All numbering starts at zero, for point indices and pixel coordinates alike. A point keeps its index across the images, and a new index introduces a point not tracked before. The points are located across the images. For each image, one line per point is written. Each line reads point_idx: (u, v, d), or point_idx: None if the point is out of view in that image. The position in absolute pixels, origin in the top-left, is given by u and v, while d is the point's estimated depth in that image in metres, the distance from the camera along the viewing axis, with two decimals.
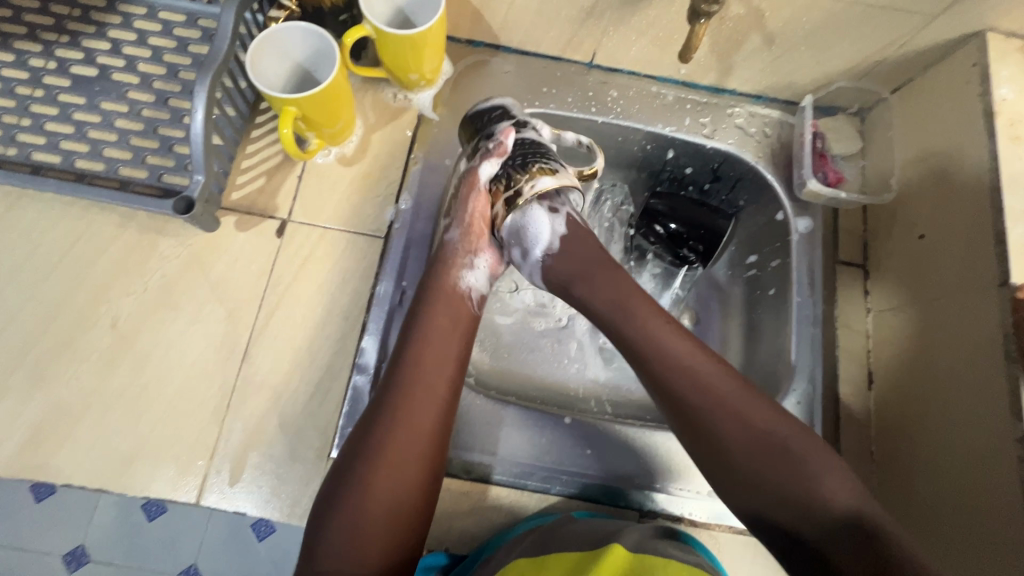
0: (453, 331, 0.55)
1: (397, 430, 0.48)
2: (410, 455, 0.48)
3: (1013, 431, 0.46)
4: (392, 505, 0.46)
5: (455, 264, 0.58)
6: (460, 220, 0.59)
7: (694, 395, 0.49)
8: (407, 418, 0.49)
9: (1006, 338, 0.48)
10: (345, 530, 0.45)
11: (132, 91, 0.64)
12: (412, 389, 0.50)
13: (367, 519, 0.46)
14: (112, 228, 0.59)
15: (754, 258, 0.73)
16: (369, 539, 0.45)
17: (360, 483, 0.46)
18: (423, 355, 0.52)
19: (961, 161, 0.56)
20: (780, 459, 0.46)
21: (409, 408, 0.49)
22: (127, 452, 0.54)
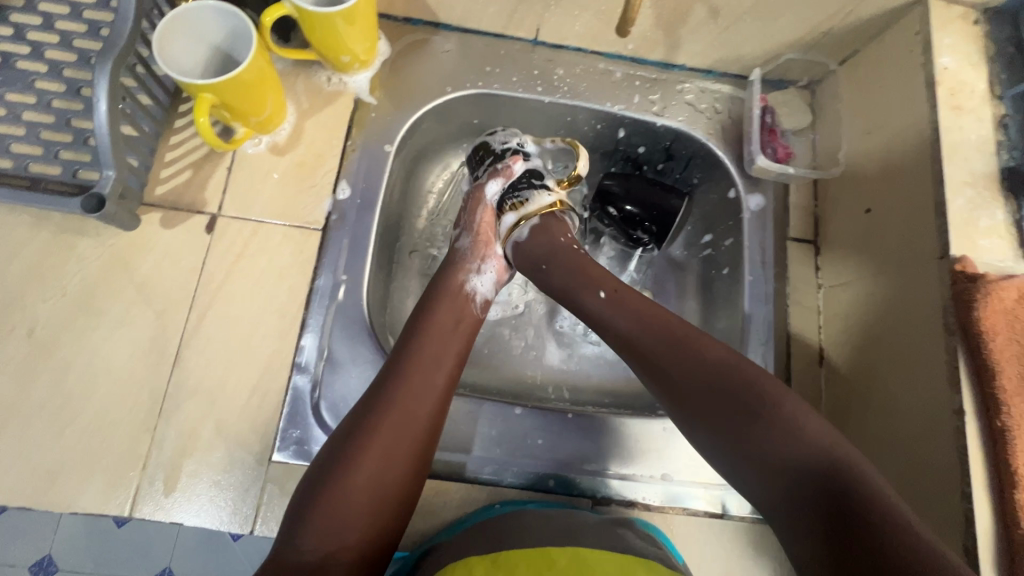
0: (457, 327, 0.56)
1: (403, 411, 0.49)
2: (403, 437, 0.48)
3: (951, 403, 0.46)
4: (374, 487, 0.46)
5: (462, 266, 0.61)
6: (469, 228, 0.64)
7: (667, 344, 0.50)
8: (406, 400, 0.49)
9: (945, 310, 0.48)
10: (322, 502, 0.45)
11: (40, 80, 0.59)
12: (419, 375, 0.51)
13: (359, 492, 0.45)
14: (23, 230, 0.55)
15: (708, 237, 0.72)
16: (344, 516, 0.45)
17: (356, 456, 0.46)
18: (426, 348, 0.53)
19: (905, 132, 0.56)
20: (747, 410, 0.46)
21: (416, 391, 0.50)
22: (51, 467, 0.51)
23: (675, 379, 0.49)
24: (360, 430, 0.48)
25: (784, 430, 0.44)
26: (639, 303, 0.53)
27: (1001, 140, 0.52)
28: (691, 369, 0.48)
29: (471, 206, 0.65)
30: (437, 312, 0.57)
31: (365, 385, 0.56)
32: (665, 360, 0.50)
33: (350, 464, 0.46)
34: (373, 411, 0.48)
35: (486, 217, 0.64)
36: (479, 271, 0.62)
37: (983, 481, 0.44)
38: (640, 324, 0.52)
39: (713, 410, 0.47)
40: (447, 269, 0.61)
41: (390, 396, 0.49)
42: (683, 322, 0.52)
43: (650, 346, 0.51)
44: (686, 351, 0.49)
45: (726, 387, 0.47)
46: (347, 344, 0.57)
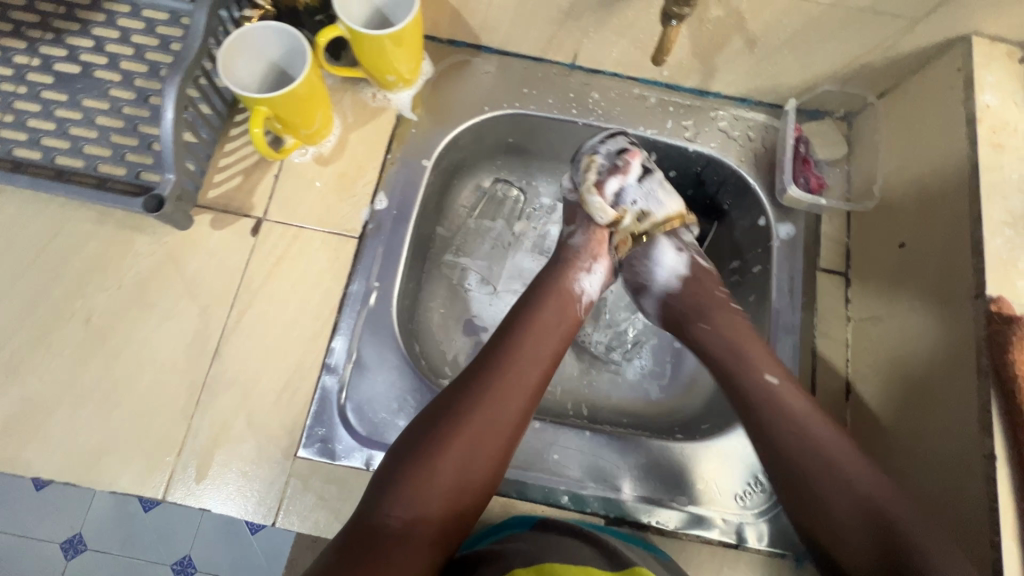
0: (560, 327, 0.58)
1: (493, 410, 0.51)
2: (498, 425, 0.51)
3: (982, 448, 0.45)
4: (457, 470, 0.48)
5: (575, 265, 0.63)
6: (584, 227, 0.66)
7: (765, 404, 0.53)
8: (505, 389, 0.52)
9: (978, 351, 0.47)
10: (410, 479, 0.47)
11: (114, 88, 0.65)
12: (512, 372, 0.53)
13: (450, 463, 0.48)
14: (89, 225, 0.60)
15: (736, 263, 0.72)
16: (428, 492, 0.47)
17: (443, 441, 0.49)
18: (524, 342, 0.56)
19: (943, 169, 0.55)
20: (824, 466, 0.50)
21: (511, 394, 0.52)
22: (95, 447, 0.54)
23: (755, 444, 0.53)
24: (450, 417, 0.50)
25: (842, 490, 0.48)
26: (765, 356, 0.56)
27: None
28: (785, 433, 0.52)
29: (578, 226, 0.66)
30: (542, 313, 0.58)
31: (388, 388, 0.58)
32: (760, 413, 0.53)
33: (438, 448, 0.49)
34: (471, 394, 0.51)
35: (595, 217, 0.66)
36: (589, 271, 0.64)
37: (1013, 531, 0.42)
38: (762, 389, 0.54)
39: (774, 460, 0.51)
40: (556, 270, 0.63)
41: (482, 391, 0.51)
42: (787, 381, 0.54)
43: (782, 403, 0.53)
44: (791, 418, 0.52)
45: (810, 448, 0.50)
46: (375, 348, 0.59)
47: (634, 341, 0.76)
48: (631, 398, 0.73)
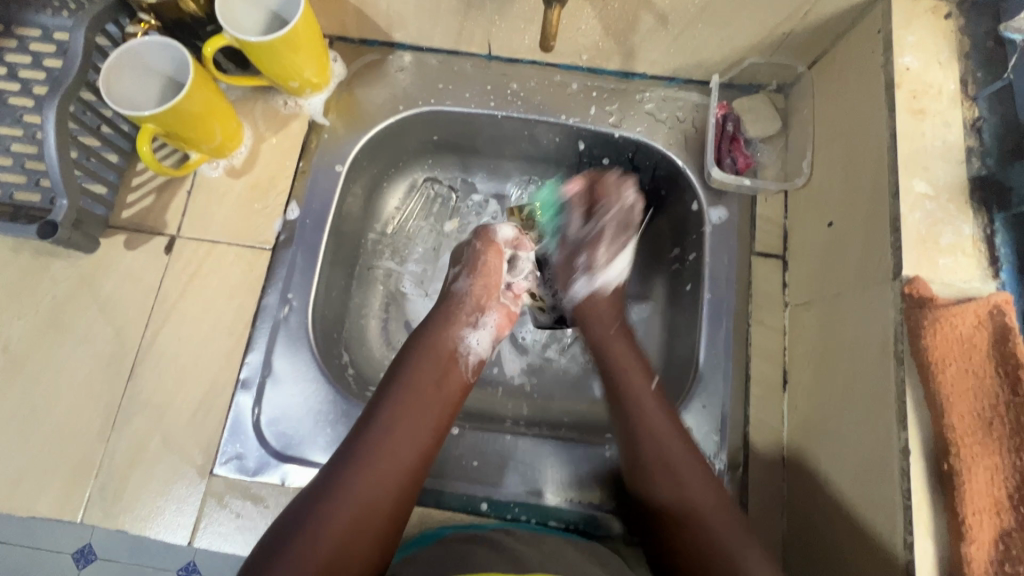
0: (446, 383, 0.58)
1: (366, 494, 0.49)
2: (383, 494, 0.49)
3: (898, 441, 0.42)
4: (338, 550, 0.46)
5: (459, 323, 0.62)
6: (468, 266, 0.64)
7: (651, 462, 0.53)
8: (385, 453, 0.51)
9: (898, 337, 0.43)
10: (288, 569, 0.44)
11: (27, 114, 0.65)
12: (398, 437, 0.52)
13: (331, 544, 0.46)
14: (4, 252, 0.60)
15: (676, 251, 0.69)
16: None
17: (312, 530, 0.46)
18: (410, 401, 0.55)
19: (866, 141, 0.51)
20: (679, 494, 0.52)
21: (385, 475, 0.50)
22: (15, 474, 0.54)
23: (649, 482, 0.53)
24: (337, 483, 0.49)
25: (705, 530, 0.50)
26: (647, 394, 0.57)
27: (971, 146, 0.47)
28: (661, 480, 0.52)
29: (477, 245, 0.65)
30: (418, 379, 0.56)
31: (304, 402, 0.57)
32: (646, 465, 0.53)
33: (307, 539, 0.46)
34: (353, 460, 0.50)
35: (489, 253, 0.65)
36: (475, 326, 0.63)
37: (928, 530, 0.39)
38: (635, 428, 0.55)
39: (665, 485, 0.52)
40: (438, 330, 0.61)
41: (365, 463, 0.50)
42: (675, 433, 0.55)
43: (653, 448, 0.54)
44: (669, 461, 0.53)
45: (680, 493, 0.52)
46: (289, 361, 0.58)
47: (573, 338, 0.73)
48: (574, 396, 0.70)
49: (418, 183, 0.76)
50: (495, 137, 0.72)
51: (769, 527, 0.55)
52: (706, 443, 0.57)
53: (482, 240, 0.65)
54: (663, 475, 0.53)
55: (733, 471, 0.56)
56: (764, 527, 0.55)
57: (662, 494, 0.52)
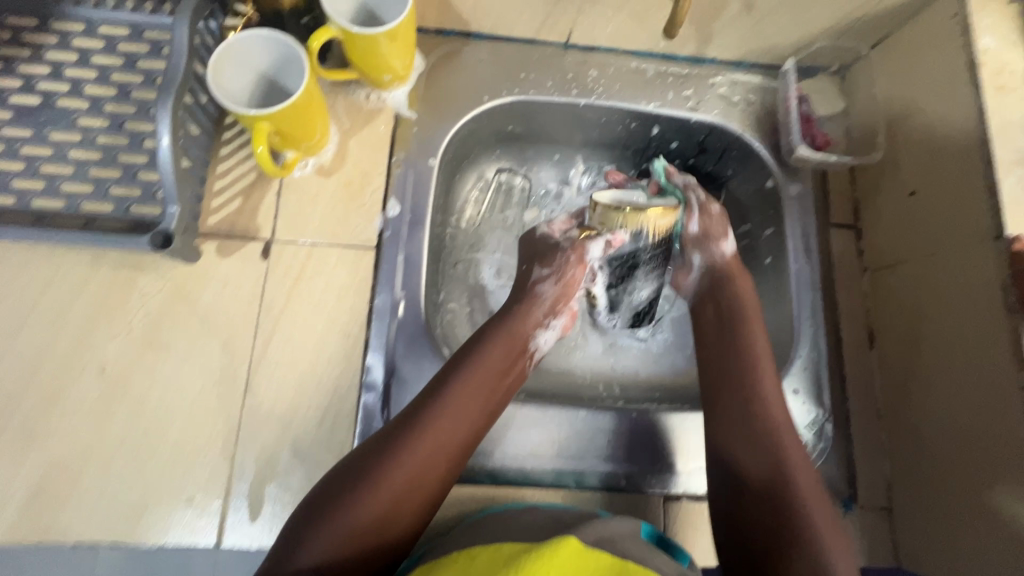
0: (507, 369, 0.57)
1: (421, 462, 0.49)
2: (435, 468, 0.49)
3: (1018, 380, 0.47)
4: (382, 509, 0.46)
5: (531, 319, 0.61)
6: (559, 274, 0.63)
7: (756, 418, 0.55)
8: (445, 428, 0.51)
9: (1005, 289, 0.49)
10: (335, 526, 0.44)
11: (83, 117, 0.59)
12: (456, 415, 0.52)
13: (377, 503, 0.46)
14: (84, 268, 0.56)
15: (746, 228, 0.73)
16: (355, 534, 0.45)
17: (371, 480, 0.47)
18: (472, 381, 0.54)
19: (947, 116, 0.56)
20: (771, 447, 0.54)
21: (440, 449, 0.50)
22: (136, 502, 0.51)
23: (739, 457, 0.54)
24: (394, 445, 0.49)
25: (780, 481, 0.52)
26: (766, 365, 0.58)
27: None
28: (760, 438, 0.54)
29: (570, 255, 0.63)
30: (489, 360, 0.56)
31: None
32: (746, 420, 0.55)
33: (363, 492, 0.46)
34: (412, 429, 0.50)
35: (571, 260, 0.63)
36: (547, 326, 0.63)
37: None
38: (751, 408, 0.55)
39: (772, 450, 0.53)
40: (511, 322, 0.60)
41: (422, 434, 0.50)
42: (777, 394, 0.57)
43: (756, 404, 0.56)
44: (780, 432, 0.54)
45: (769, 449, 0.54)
46: (411, 359, 0.57)
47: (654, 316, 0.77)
48: (659, 370, 0.74)
49: (488, 174, 0.76)
50: (570, 125, 0.73)
51: (874, 472, 0.61)
52: (813, 402, 0.61)
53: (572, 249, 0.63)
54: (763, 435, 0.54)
55: (838, 425, 0.61)
56: (869, 472, 0.60)
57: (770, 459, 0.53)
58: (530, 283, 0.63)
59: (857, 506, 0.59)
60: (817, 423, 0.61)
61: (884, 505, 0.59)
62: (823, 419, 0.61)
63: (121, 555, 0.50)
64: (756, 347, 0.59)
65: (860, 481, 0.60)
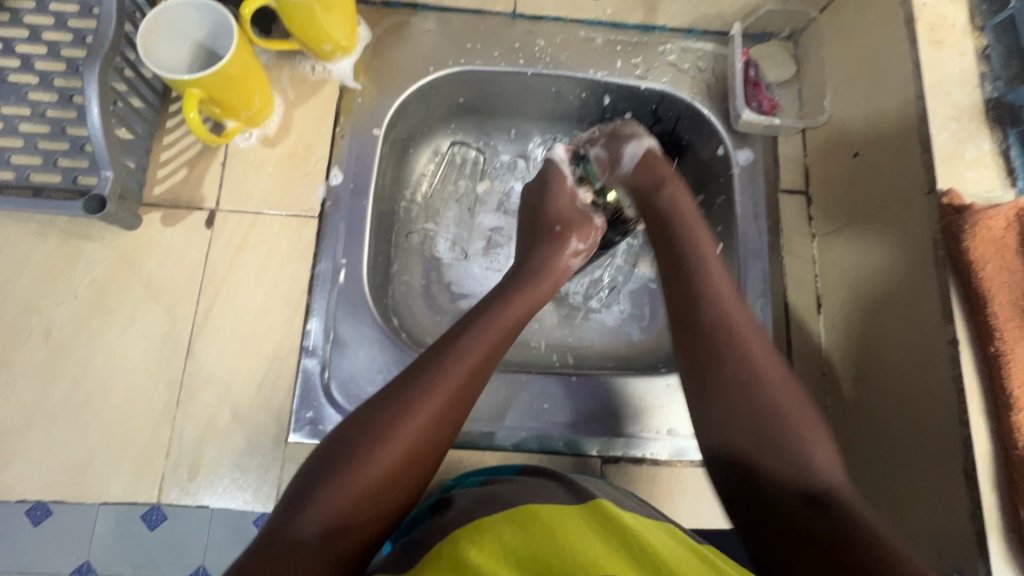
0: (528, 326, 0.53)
1: (440, 417, 0.43)
2: (452, 425, 0.44)
3: (945, 334, 0.47)
4: (400, 470, 0.41)
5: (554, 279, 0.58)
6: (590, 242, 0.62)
7: (746, 379, 0.49)
8: (468, 381, 0.45)
9: (936, 243, 0.49)
10: (346, 489, 0.39)
11: (33, 91, 0.61)
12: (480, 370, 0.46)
13: (394, 461, 0.40)
14: (31, 237, 0.57)
15: (700, 197, 0.73)
16: (370, 497, 0.39)
17: (389, 435, 0.41)
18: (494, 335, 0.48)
19: (889, 74, 0.56)
20: (771, 414, 0.47)
21: (462, 404, 0.45)
22: (79, 461, 0.53)
23: (751, 416, 0.47)
24: (410, 397, 0.43)
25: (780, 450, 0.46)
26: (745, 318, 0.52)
27: (985, 72, 0.52)
28: (745, 398, 0.48)
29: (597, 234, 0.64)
30: (516, 320, 0.51)
31: (372, 363, 0.58)
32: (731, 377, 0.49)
33: (386, 444, 0.41)
34: (432, 379, 0.44)
35: (595, 227, 0.63)
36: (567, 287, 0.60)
37: (980, 407, 0.44)
38: (756, 363, 0.49)
39: (765, 416, 0.47)
40: (535, 280, 0.56)
41: (445, 384, 0.44)
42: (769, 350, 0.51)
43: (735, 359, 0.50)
44: (774, 392, 0.48)
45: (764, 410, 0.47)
46: (352, 324, 0.58)
47: (610, 287, 0.76)
48: (613, 340, 0.74)
49: (443, 146, 0.76)
50: (522, 96, 0.73)
51: None
52: None
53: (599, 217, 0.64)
54: (767, 399, 0.48)
55: None
56: None
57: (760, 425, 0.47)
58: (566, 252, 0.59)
59: None
60: None
61: None
62: None
63: (63, 512, 0.52)
64: (720, 291, 0.54)
65: None
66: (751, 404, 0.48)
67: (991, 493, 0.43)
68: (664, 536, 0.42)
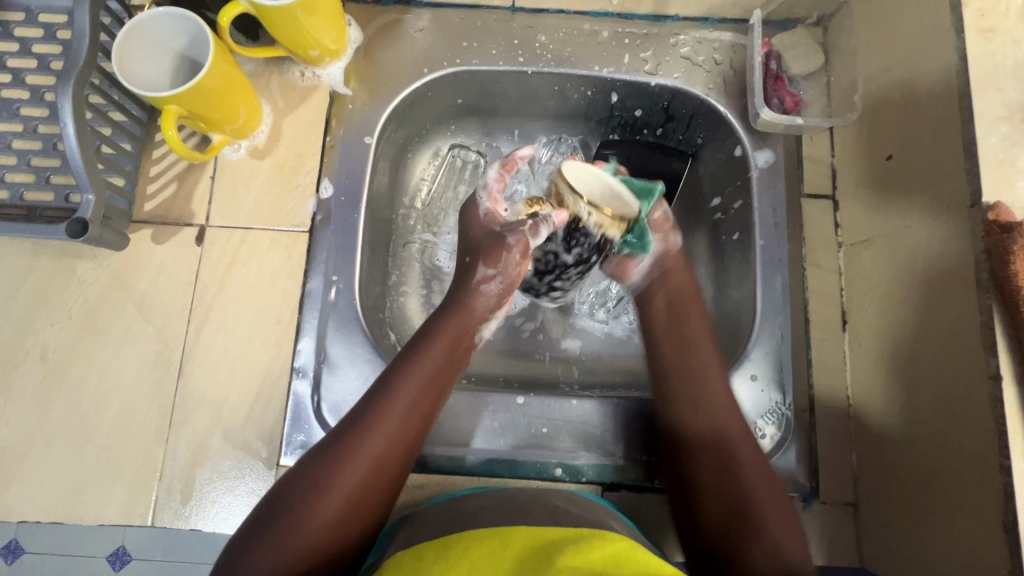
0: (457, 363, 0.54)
1: (366, 472, 0.46)
2: (379, 476, 0.47)
3: (987, 368, 0.41)
4: (330, 524, 0.44)
5: (481, 314, 0.57)
6: (504, 274, 0.57)
7: (713, 439, 0.52)
8: (392, 433, 0.48)
9: (978, 264, 0.43)
10: (278, 550, 0.42)
11: (24, 107, 0.60)
12: (404, 419, 0.49)
13: (323, 518, 0.44)
14: (25, 257, 0.57)
15: (717, 201, 0.67)
16: (305, 553, 0.43)
17: (316, 495, 0.44)
18: (418, 381, 0.50)
19: (930, 66, 0.49)
20: (735, 475, 0.50)
21: (387, 453, 0.47)
22: (76, 483, 0.53)
23: (712, 460, 0.51)
24: (336, 454, 0.46)
25: (756, 516, 0.47)
26: (710, 357, 0.56)
27: None
28: (715, 459, 0.51)
29: (518, 256, 0.57)
30: (438, 353, 0.52)
31: (363, 384, 0.56)
32: (697, 435, 0.52)
33: (314, 498, 0.44)
34: (355, 434, 0.47)
35: (508, 249, 0.56)
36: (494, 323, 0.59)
37: None
38: (721, 407, 0.53)
39: (723, 463, 0.50)
40: (460, 308, 0.56)
41: (365, 438, 0.47)
42: (732, 410, 0.53)
43: (711, 409, 0.53)
44: (733, 436, 0.52)
45: (727, 473, 0.50)
46: (342, 344, 0.56)
47: (618, 297, 0.71)
48: (622, 353, 0.70)
49: (442, 150, 0.72)
50: (524, 96, 0.69)
51: (839, 463, 0.56)
52: (773, 388, 0.57)
53: (514, 235, 0.56)
54: (716, 449, 0.51)
55: (799, 414, 0.57)
56: (834, 465, 0.56)
57: (710, 465, 0.51)
58: (474, 281, 0.57)
59: (817, 501, 0.55)
60: (776, 410, 0.57)
61: (849, 499, 0.55)
62: (782, 407, 0.57)
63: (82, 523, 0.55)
64: (696, 339, 0.57)
65: (823, 473, 0.56)
66: (713, 459, 0.51)
67: None
68: (644, 562, 0.40)
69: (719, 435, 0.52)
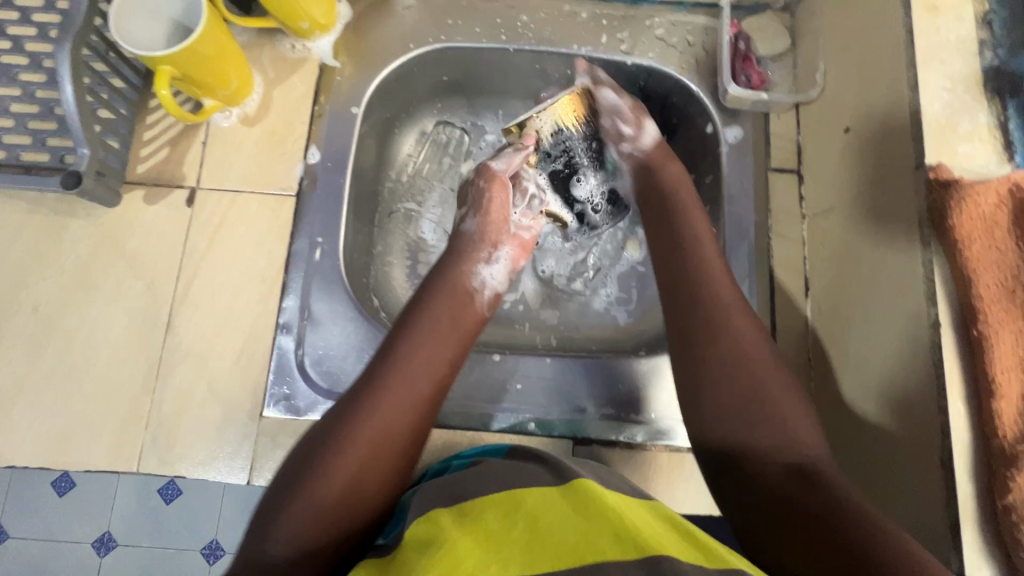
0: (458, 317, 0.55)
1: (385, 418, 0.45)
2: (398, 421, 0.46)
3: (928, 317, 0.44)
4: (356, 474, 0.42)
5: (471, 257, 0.61)
6: (477, 207, 0.63)
7: (709, 318, 0.49)
8: (406, 379, 0.48)
9: (921, 220, 0.46)
10: (305, 505, 0.40)
11: (22, 72, 0.62)
12: (414, 363, 0.49)
13: (348, 466, 0.42)
14: (19, 214, 0.59)
15: (690, 177, 0.70)
16: (332, 506, 0.41)
17: (336, 447, 0.43)
18: (423, 335, 0.51)
19: (883, 41, 0.52)
20: (755, 404, 0.45)
21: (404, 397, 0.47)
22: (63, 431, 0.55)
23: (711, 374, 0.47)
24: (353, 405, 0.46)
25: (774, 435, 0.44)
26: (722, 282, 0.52)
27: (983, 40, 0.48)
28: (725, 373, 0.47)
29: (481, 184, 0.64)
30: (438, 308, 0.54)
31: (345, 340, 0.58)
32: (696, 321, 0.49)
33: (331, 458, 0.43)
34: (370, 386, 0.47)
35: (492, 193, 0.64)
36: (489, 261, 0.62)
37: (960, 391, 0.42)
38: (729, 320, 0.49)
39: (739, 386, 0.46)
40: (451, 267, 0.59)
41: (379, 386, 0.47)
42: (733, 298, 0.51)
43: (712, 312, 0.50)
44: (719, 370, 0.47)
45: (749, 395, 0.46)
46: (326, 302, 0.59)
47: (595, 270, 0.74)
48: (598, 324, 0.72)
49: (427, 125, 0.75)
50: (507, 74, 0.71)
51: None
52: None
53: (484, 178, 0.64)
54: (727, 386, 0.46)
55: None
56: None
57: (721, 422, 0.45)
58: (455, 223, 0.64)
59: None
60: None
61: None
62: None
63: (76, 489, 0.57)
64: (707, 261, 0.53)
65: None
66: (741, 388, 0.46)
67: (968, 483, 0.41)
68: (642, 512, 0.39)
69: (706, 321, 0.49)
